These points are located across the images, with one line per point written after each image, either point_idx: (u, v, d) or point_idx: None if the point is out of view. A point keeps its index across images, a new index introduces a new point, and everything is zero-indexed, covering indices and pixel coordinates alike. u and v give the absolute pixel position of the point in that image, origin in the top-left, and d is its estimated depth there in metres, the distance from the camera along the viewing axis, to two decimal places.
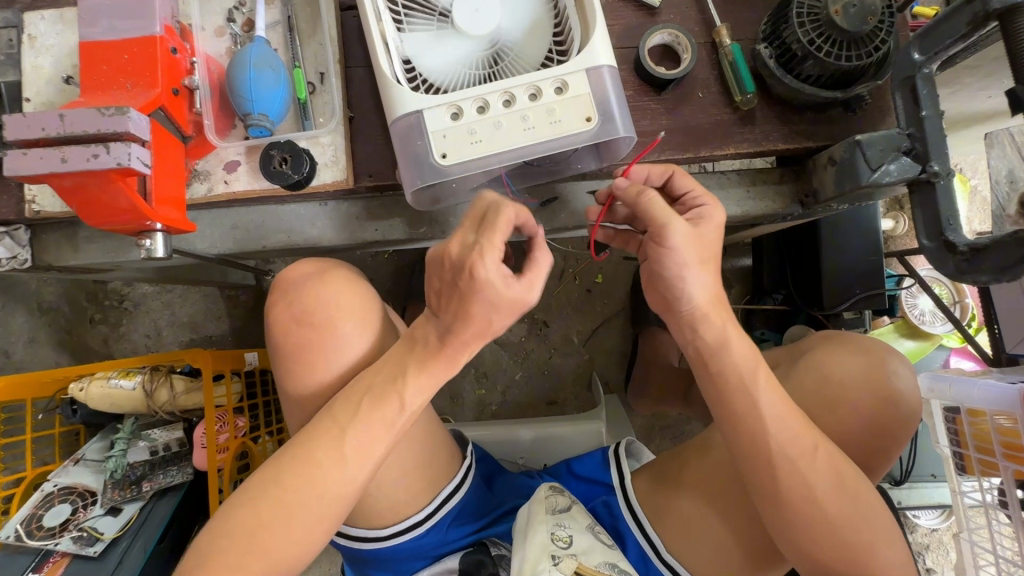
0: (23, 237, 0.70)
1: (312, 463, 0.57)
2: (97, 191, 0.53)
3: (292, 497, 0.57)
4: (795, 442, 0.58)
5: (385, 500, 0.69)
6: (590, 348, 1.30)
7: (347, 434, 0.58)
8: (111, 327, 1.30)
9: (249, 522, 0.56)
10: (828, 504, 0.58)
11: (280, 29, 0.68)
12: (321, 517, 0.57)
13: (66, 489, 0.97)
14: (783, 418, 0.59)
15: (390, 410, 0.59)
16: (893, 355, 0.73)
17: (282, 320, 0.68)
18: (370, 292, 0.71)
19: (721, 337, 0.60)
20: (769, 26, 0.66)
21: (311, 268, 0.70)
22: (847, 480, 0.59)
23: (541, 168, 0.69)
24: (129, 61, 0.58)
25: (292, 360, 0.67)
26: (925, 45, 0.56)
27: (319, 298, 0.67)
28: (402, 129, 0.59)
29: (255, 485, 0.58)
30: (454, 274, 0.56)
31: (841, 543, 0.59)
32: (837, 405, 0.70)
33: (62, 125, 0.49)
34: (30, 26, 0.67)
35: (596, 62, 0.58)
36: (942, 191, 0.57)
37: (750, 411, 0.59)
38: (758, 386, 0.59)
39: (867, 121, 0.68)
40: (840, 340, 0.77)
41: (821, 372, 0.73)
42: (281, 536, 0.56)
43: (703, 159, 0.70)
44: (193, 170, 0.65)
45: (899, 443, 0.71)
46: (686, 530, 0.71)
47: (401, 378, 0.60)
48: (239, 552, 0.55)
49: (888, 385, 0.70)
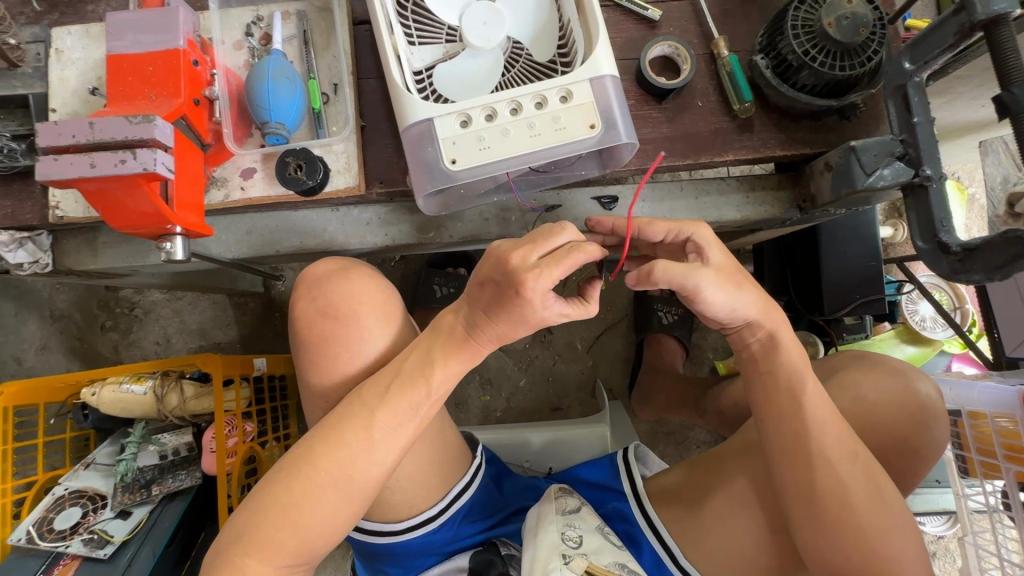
0: (45, 242, 0.73)
1: (344, 443, 0.59)
2: (122, 195, 0.55)
3: (325, 475, 0.58)
4: (839, 449, 0.60)
5: (402, 493, 0.70)
6: (594, 354, 1.31)
7: (376, 415, 0.59)
8: (121, 334, 1.33)
9: (286, 497, 0.57)
10: (856, 511, 0.59)
11: (296, 43, 0.71)
12: (350, 496, 0.59)
13: (77, 493, 0.99)
14: (830, 427, 0.60)
15: (416, 395, 0.60)
16: (919, 373, 0.75)
17: (306, 314, 0.69)
18: (392, 292, 0.73)
19: (770, 339, 0.63)
20: (766, 38, 0.69)
21: (332, 266, 0.72)
22: (881, 494, 0.60)
23: (545, 174, 0.71)
24: (153, 73, 0.60)
25: (313, 355, 0.69)
26: (915, 55, 0.58)
27: (344, 292, 0.69)
28: (413, 135, 0.61)
29: (288, 464, 0.59)
30: (501, 282, 0.56)
31: (869, 552, 0.59)
32: (869, 426, 0.70)
33: (92, 132, 0.52)
34: (57, 40, 0.70)
35: (599, 71, 0.60)
36: (935, 194, 0.59)
37: (802, 415, 0.61)
38: (809, 394, 0.61)
39: (861, 128, 0.71)
40: (871, 360, 0.77)
41: (857, 393, 0.73)
42: (314, 511, 0.57)
43: (705, 165, 0.72)
44: (211, 177, 0.68)
45: (930, 462, 0.71)
46: (707, 537, 0.71)
47: (428, 366, 0.61)
48: (270, 527, 0.57)
49: (919, 402, 0.71)
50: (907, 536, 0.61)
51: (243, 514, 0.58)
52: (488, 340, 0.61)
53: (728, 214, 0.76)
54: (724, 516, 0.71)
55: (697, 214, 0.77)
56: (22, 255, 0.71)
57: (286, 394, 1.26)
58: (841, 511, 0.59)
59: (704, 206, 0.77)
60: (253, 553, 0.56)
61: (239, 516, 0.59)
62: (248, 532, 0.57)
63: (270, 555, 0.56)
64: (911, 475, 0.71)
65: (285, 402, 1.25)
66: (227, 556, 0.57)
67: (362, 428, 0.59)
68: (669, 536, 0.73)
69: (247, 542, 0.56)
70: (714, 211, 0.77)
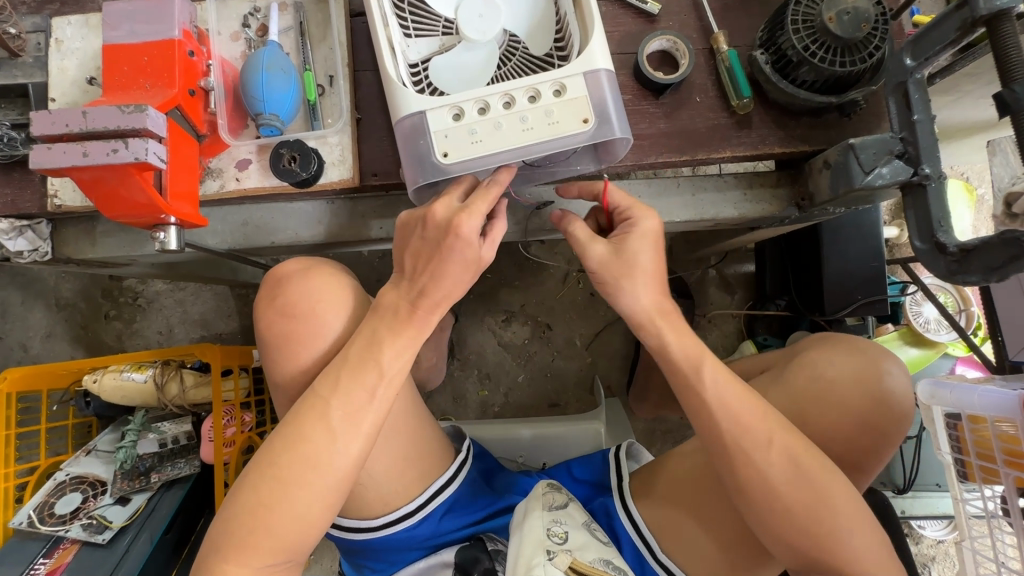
0: (44, 231, 0.74)
1: (304, 439, 0.58)
2: (115, 184, 0.55)
3: (290, 473, 0.58)
4: (757, 433, 0.60)
5: (375, 487, 0.70)
6: (593, 351, 1.31)
7: (331, 406, 0.60)
8: (124, 323, 1.34)
9: (255, 499, 0.57)
10: (783, 492, 0.59)
11: (292, 34, 0.70)
12: (319, 490, 0.58)
13: (76, 479, 1.00)
14: (741, 425, 0.60)
15: (368, 379, 0.61)
16: (882, 353, 0.74)
17: (268, 317, 0.69)
18: (354, 289, 0.72)
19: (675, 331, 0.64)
20: (766, 33, 0.68)
21: (296, 266, 0.72)
22: (815, 473, 0.59)
23: (539, 169, 0.70)
24: (149, 63, 0.61)
25: (276, 355, 0.69)
26: (916, 50, 0.57)
27: (303, 291, 0.69)
28: (406, 128, 0.61)
29: (253, 469, 0.59)
30: (437, 235, 0.60)
31: (810, 532, 0.59)
32: (824, 404, 0.71)
33: (85, 121, 0.52)
34: (57, 30, 0.71)
35: (594, 65, 0.60)
36: (934, 193, 0.58)
37: (707, 423, 0.62)
38: (712, 399, 0.61)
39: (863, 126, 0.69)
40: (833, 341, 0.77)
41: (812, 372, 0.73)
42: (286, 512, 0.57)
43: (701, 161, 0.71)
44: (206, 168, 0.68)
45: (892, 442, 0.71)
46: (673, 535, 0.71)
47: (377, 347, 0.62)
48: (243, 531, 0.56)
49: (878, 382, 0.70)
50: (852, 511, 0.59)
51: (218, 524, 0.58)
52: (433, 307, 0.63)
53: (724, 211, 0.75)
54: (700, 518, 0.70)
55: (693, 210, 0.76)
56: (22, 243, 0.72)
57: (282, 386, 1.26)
58: (772, 494, 0.59)
59: (700, 203, 0.76)
60: (232, 558, 0.56)
61: (217, 526, 0.58)
62: (225, 539, 0.57)
63: (249, 558, 0.56)
64: (870, 454, 0.71)
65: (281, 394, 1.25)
66: (208, 563, 0.57)
67: (319, 422, 0.59)
68: (647, 530, 0.73)
69: (224, 547, 0.56)
70: (711, 207, 0.75)
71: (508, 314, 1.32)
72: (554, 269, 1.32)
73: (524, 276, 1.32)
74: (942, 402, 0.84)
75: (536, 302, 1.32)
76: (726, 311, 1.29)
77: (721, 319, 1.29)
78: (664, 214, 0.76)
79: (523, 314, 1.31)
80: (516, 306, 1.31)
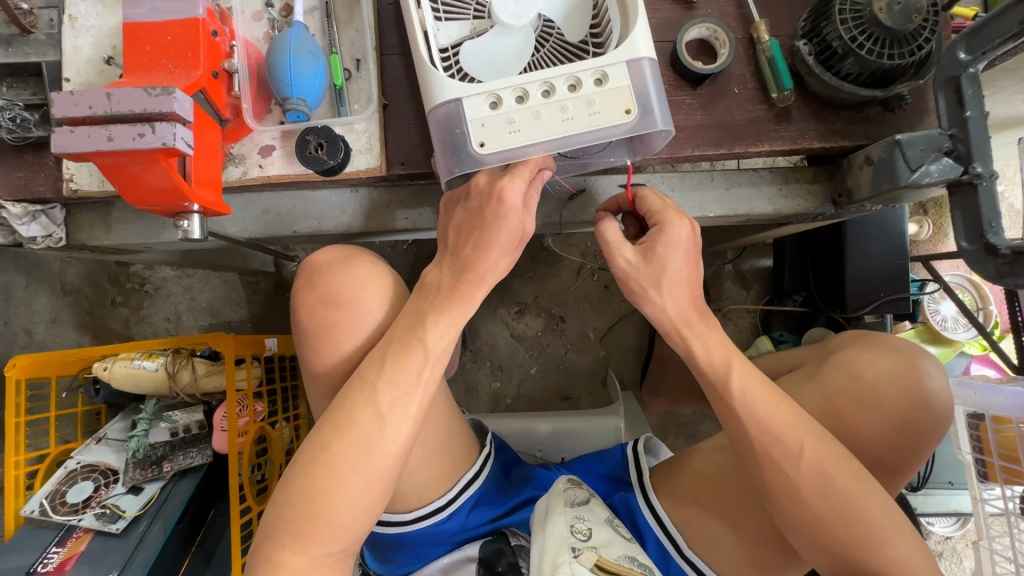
0: (58, 216, 0.71)
1: (352, 424, 0.57)
2: (138, 170, 0.53)
3: (339, 459, 0.56)
4: (783, 438, 0.57)
5: (410, 481, 0.69)
6: (606, 343, 1.30)
7: (378, 389, 0.58)
8: (130, 309, 1.32)
9: (309, 489, 0.55)
10: (813, 503, 0.56)
11: (317, 14, 0.68)
12: (373, 477, 0.56)
13: (88, 467, 0.99)
14: (772, 433, 0.58)
15: (414, 359, 0.59)
16: (924, 355, 0.71)
17: (309, 304, 0.68)
18: (395, 278, 0.71)
19: (661, 312, 0.63)
20: (810, 22, 0.65)
21: (336, 254, 0.71)
22: (840, 481, 0.56)
23: (571, 160, 0.67)
24: (171, 43, 0.58)
25: (316, 343, 0.67)
26: (972, 44, 0.55)
27: (346, 282, 0.68)
28: (440, 117, 0.59)
29: (302, 457, 0.57)
30: (479, 202, 0.59)
31: (839, 543, 0.56)
32: (868, 407, 0.68)
33: (108, 103, 0.50)
34: (70, 6, 0.68)
35: (636, 52, 0.57)
36: (985, 192, 0.56)
37: (735, 428, 0.60)
38: (740, 407, 0.59)
39: (905, 121, 0.68)
40: (871, 341, 0.74)
41: (850, 373, 0.70)
42: (339, 499, 0.55)
43: (738, 155, 0.69)
44: (229, 154, 0.66)
45: (931, 446, 0.69)
46: (703, 531, 0.70)
47: (421, 327, 0.61)
48: (301, 520, 0.54)
49: (923, 388, 0.68)
50: (890, 521, 0.56)
51: (265, 524, 0.56)
52: (479, 283, 0.61)
53: (759, 206, 0.73)
54: (733, 515, 0.69)
55: (727, 206, 0.74)
56: (35, 229, 0.70)
57: (295, 375, 1.25)
58: (798, 501, 0.57)
59: (735, 198, 0.74)
60: (288, 545, 0.54)
61: (269, 513, 0.57)
62: (281, 528, 0.55)
63: (307, 547, 0.54)
64: (908, 459, 0.68)
65: (295, 382, 1.24)
66: (263, 556, 0.55)
67: (368, 405, 0.57)
68: (670, 521, 0.72)
69: (279, 537, 0.54)
70: (746, 203, 0.74)
71: (522, 305, 1.30)
72: (569, 261, 1.31)
73: (538, 267, 1.30)
74: (966, 401, 0.82)
75: (549, 293, 1.30)
76: (742, 306, 1.27)
77: (737, 313, 1.28)
78: (695, 209, 0.74)
79: (536, 306, 1.30)
80: (529, 297, 1.30)
